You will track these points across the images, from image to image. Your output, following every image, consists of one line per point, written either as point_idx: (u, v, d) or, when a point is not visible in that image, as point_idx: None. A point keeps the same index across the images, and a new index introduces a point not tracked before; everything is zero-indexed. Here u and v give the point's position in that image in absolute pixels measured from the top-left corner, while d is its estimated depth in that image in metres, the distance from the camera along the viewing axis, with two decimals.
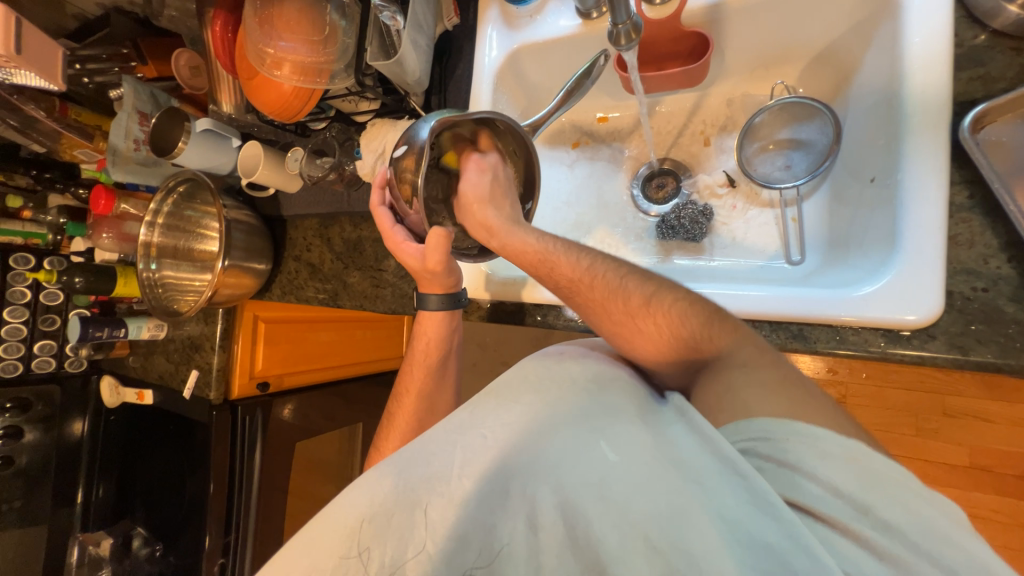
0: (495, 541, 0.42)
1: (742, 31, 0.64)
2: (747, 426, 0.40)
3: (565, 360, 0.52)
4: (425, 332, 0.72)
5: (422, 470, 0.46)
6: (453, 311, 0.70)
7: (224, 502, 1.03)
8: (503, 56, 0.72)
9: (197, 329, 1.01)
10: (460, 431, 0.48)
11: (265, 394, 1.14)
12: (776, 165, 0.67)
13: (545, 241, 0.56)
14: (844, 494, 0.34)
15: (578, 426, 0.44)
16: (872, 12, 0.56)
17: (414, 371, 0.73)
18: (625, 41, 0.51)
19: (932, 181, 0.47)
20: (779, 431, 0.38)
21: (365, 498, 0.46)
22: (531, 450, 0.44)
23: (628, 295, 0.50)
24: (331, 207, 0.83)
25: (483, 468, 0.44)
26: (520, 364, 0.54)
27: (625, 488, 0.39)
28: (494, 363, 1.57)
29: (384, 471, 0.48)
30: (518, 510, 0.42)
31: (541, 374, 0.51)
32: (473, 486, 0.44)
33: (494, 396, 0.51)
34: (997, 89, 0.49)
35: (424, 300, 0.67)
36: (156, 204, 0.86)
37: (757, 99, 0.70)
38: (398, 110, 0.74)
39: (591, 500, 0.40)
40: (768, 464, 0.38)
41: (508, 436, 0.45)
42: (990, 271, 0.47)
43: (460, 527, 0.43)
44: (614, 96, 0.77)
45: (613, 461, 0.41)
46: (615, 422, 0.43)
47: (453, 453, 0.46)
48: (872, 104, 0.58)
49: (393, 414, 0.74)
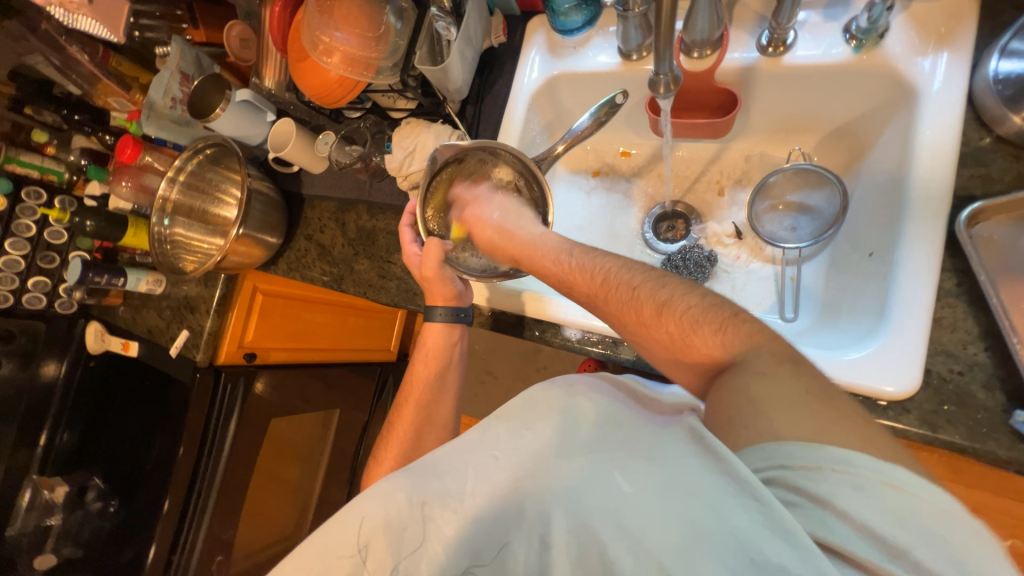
0: (509, 558, 0.45)
1: (769, 95, 0.67)
2: (773, 450, 0.37)
3: (576, 393, 0.54)
4: (427, 341, 0.75)
5: (437, 485, 0.49)
6: (455, 325, 0.73)
7: (191, 465, 1.02)
8: (543, 79, 0.75)
9: (195, 290, 1.02)
10: (471, 451, 0.52)
11: (250, 364, 1.14)
12: (783, 225, 0.71)
13: (562, 259, 0.58)
14: (873, 533, 0.32)
15: (595, 459, 0.45)
16: (889, 101, 0.60)
17: (415, 378, 0.76)
18: (664, 90, 0.55)
19: (925, 265, 0.50)
20: (806, 457, 0.36)
21: (380, 509, 0.49)
22: (540, 478, 0.46)
23: (642, 305, 0.50)
24: (351, 194, 0.85)
25: (497, 490, 0.47)
26: (529, 390, 0.58)
27: (636, 512, 0.39)
28: (478, 371, 1.58)
29: (396, 482, 0.50)
30: (530, 528, 0.44)
31: (554, 406, 0.53)
32: (487, 504, 0.47)
33: (508, 421, 0.54)
34: (994, 190, 0.52)
35: (430, 311, 0.70)
36: (180, 162, 0.88)
37: (774, 160, 0.74)
38: (433, 112, 0.77)
39: (604, 525, 0.40)
40: (798, 499, 0.35)
41: (521, 460, 0.48)
42: (968, 356, 0.50)
43: (473, 541, 0.46)
44: (639, 134, 0.81)
45: (626, 490, 0.40)
46: (627, 455, 0.44)
47: (466, 472, 0.49)
48: (879, 184, 0.62)
49: (393, 421, 0.77)
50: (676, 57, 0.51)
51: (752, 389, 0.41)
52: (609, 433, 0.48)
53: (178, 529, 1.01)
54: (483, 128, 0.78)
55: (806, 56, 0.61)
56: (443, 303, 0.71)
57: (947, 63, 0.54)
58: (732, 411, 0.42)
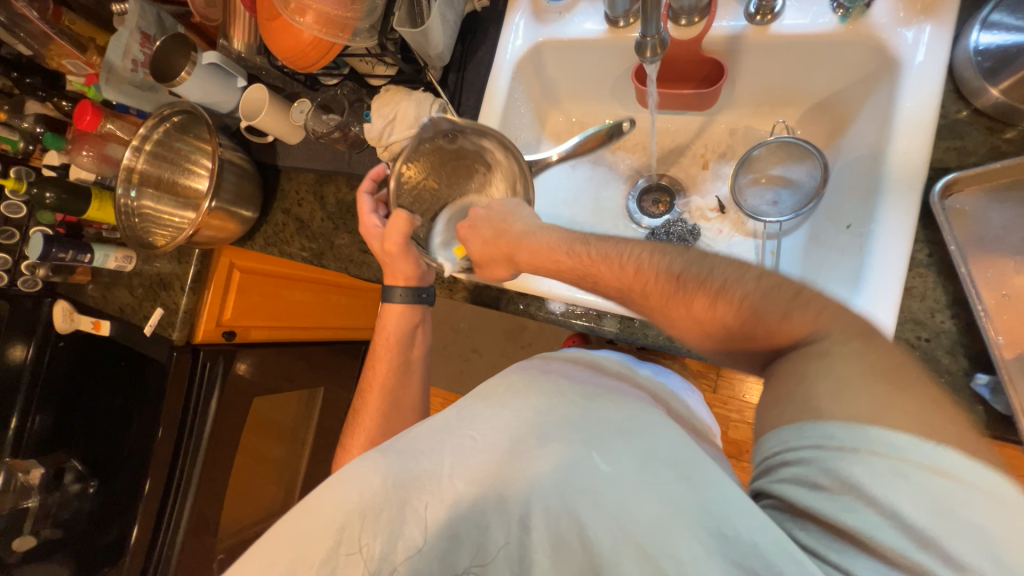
0: (487, 541, 0.43)
1: (755, 66, 0.66)
2: (812, 430, 0.36)
3: (552, 371, 0.54)
4: (386, 326, 0.75)
5: (413, 466, 0.47)
6: (417, 305, 0.74)
7: (172, 446, 1.00)
8: (527, 46, 0.73)
9: (169, 267, 0.99)
10: (448, 431, 0.50)
11: (230, 343, 1.12)
12: (764, 199, 0.71)
13: (577, 250, 0.55)
14: (903, 522, 0.32)
15: (572, 437, 0.45)
16: (873, 72, 0.60)
17: (376, 368, 0.75)
18: (650, 54, 0.53)
19: (899, 237, 0.51)
20: (847, 438, 0.35)
21: (354, 493, 0.46)
22: (519, 459, 0.45)
23: (692, 299, 0.46)
24: (330, 165, 0.82)
25: (477, 475, 0.45)
26: (508, 372, 0.57)
27: (615, 494, 0.40)
28: (463, 348, 1.58)
29: (373, 464, 0.48)
30: (510, 515, 0.43)
31: (530, 383, 0.53)
32: (466, 489, 0.45)
33: (483, 399, 0.52)
34: (968, 162, 0.53)
35: (390, 292, 0.72)
36: (146, 129, 0.83)
37: (758, 134, 0.74)
38: (415, 80, 0.74)
39: (583, 503, 0.40)
40: (830, 483, 0.34)
41: (499, 440, 0.47)
42: (935, 324, 0.51)
43: (451, 525, 0.44)
44: (625, 107, 0.80)
45: (603, 469, 0.42)
46: (607, 435, 0.45)
47: (443, 453, 0.47)
48: (859, 157, 0.62)
49: (358, 411, 0.74)
50: (664, 19, 0.50)
51: (795, 367, 0.40)
52: (590, 411, 0.48)
53: (163, 507, 1.00)
54: (466, 97, 0.76)
55: (794, 25, 0.60)
56: (404, 284, 0.72)
57: (930, 33, 0.54)
58: (779, 393, 0.40)
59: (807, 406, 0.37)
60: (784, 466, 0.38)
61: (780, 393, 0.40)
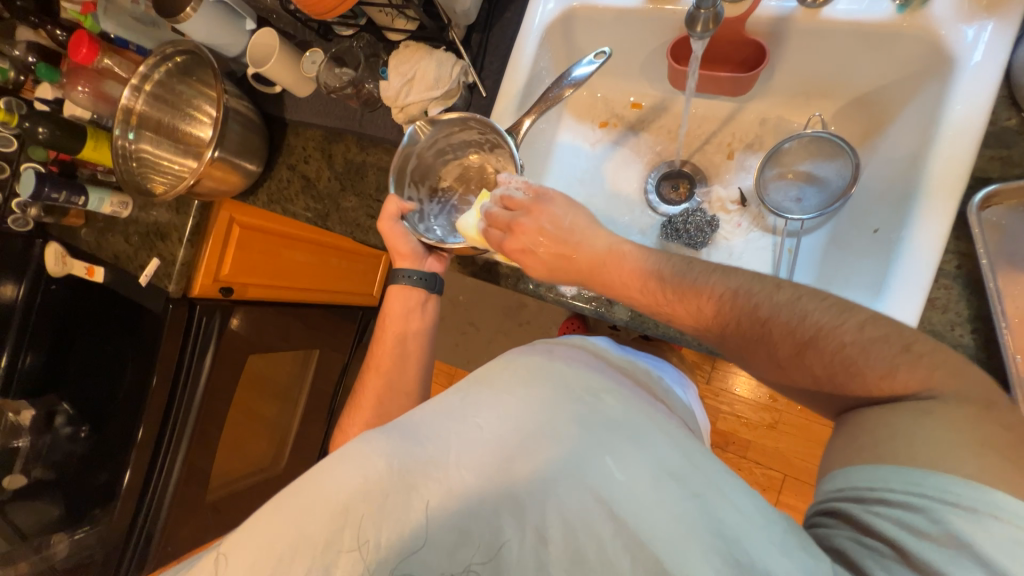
0: (501, 545, 0.42)
1: (799, 52, 0.63)
2: (921, 477, 0.36)
3: (557, 363, 0.54)
4: (390, 310, 0.75)
5: (418, 451, 0.47)
6: (425, 291, 0.74)
7: (166, 399, 0.99)
8: (559, 11, 0.68)
9: (166, 216, 0.96)
10: (455, 415, 0.50)
11: (227, 299, 1.10)
12: (788, 196, 0.69)
13: (650, 285, 0.54)
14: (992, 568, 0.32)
15: (585, 439, 0.45)
16: (923, 69, 0.57)
17: (380, 348, 0.75)
18: (701, 29, 0.50)
19: (930, 245, 0.50)
20: (960, 492, 0.35)
21: (358, 471, 0.46)
22: (529, 455, 0.45)
23: (776, 344, 0.48)
24: (340, 122, 0.78)
25: (485, 467, 0.45)
26: (511, 357, 0.56)
27: (631, 505, 0.41)
28: (460, 322, 1.58)
29: (379, 447, 0.48)
30: (526, 518, 0.42)
31: (537, 372, 0.52)
32: (473, 482, 0.45)
33: (488, 386, 0.52)
34: (1011, 174, 0.51)
35: (395, 273, 0.73)
36: (146, 68, 0.78)
37: (791, 126, 0.71)
38: (437, 38, 0.70)
39: (599, 516, 0.41)
40: (929, 531, 0.34)
41: (505, 432, 0.47)
42: (953, 337, 0.51)
43: (461, 519, 0.43)
44: (654, 85, 0.76)
45: (619, 478, 0.42)
46: (617, 437, 0.45)
47: (450, 441, 0.47)
48: (894, 159, 0.60)
49: (358, 395, 0.74)
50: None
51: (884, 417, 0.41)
52: (598, 407, 0.48)
53: (154, 457, 1.00)
54: (489, 61, 0.72)
55: (847, 11, 0.56)
56: (405, 264, 0.73)
57: (992, 32, 0.51)
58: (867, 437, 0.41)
59: (899, 451, 0.38)
60: (879, 503, 0.37)
61: (870, 439, 0.40)
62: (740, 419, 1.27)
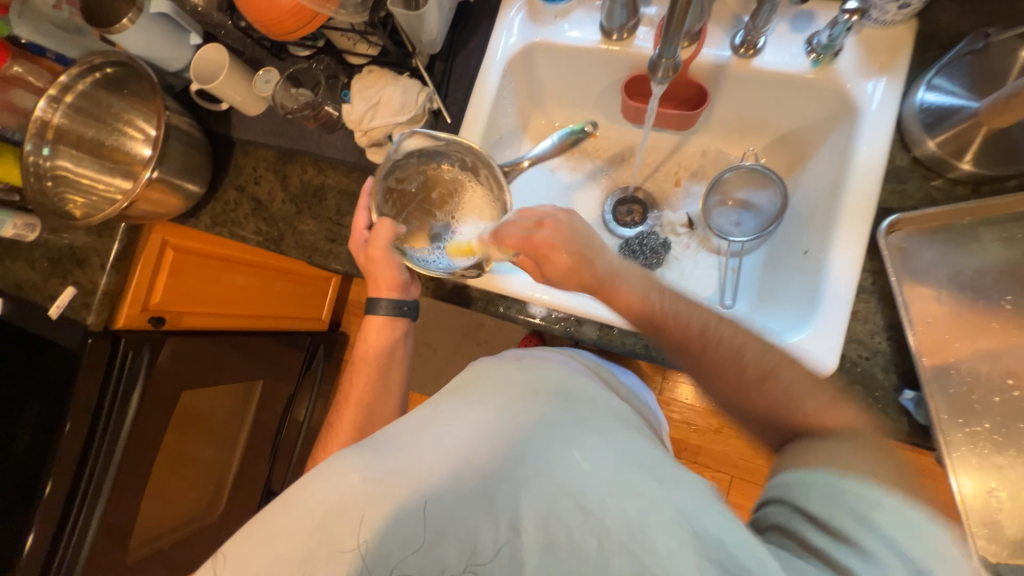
0: (476, 539, 0.42)
1: (733, 95, 0.71)
2: (827, 475, 0.40)
3: (528, 368, 0.57)
4: (369, 338, 0.70)
5: (393, 462, 0.45)
6: (397, 320, 0.70)
7: (79, 448, 0.86)
8: (520, 45, 0.72)
9: (85, 240, 0.87)
10: (427, 426, 0.49)
11: (157, 330, 0.99)
12: (730, 220, 0.76)
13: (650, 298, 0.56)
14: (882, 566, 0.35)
15: (552, 436, 0.48)
16: (833, 115, 0.66)
17: (356, 379, 0.71)
18: (661, 75, 0.55)
19: (848, 265, 0.58)
20: (857, 490, 0.38)
21: (333, 488, 0.43)
22: (502, 453, 0.46)
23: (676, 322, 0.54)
24: (295, 143, 0.76)
25: (458, 468, 0.45)
26: (480, 368, 0.57)
27: (595, 492, 0.42)
28: (417, 344, 1.54)
29: (352, 460, 0.46)
30: (499, 513, 0.42)
31: (506, 381, 0.54)
32: (446, 481, 0.44)
33: (460, 396, 0.53)
34: (907, 204, 0.61)
35: (373, 304, 0.68)
36: (68, 78, 0.71)
37: (728, 158, 0.80)
38: (401, 64, 0.71)
39: (567, 505, 0.42)
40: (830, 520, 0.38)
41: (477, 436, 0.47)
42: (874, 344, 0.58)
43: (434, 520, 0.42)
44: (608, 117, 0.82)
45: (584, 468, 0.44)
46: (582, 433, 0.48)
47: (424, 448, 0.46)
48: (815, 189, 0.69)
49: (330, 428, 0.69)
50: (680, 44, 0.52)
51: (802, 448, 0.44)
52: (566, 409, 0.51)
53: (64, 515, 0.86)
54: (453, 88, 0.73)
55: (773, 62, 0.64)
56: (386, 295, 0.68)
57: (884, 87, 0.61)
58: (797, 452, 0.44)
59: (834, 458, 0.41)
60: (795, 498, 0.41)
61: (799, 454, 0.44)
62: (690, 427, 1.35)
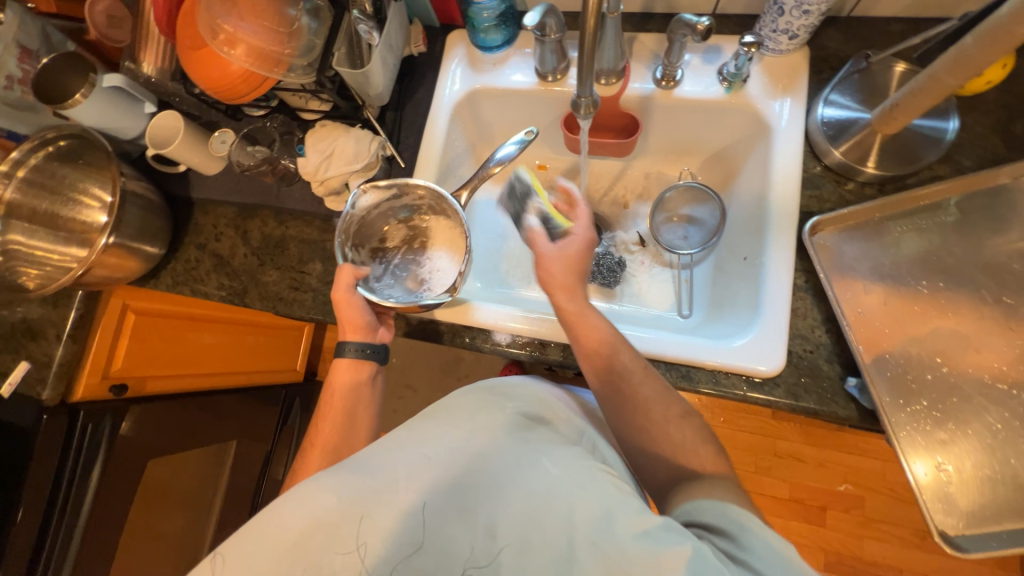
0: (452, 549, 0.42)
1: (663, 122, 0.77)
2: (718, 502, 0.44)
3: (497, 388, 0.57)
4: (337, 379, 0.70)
5: (368, 482, 0.44)
6: (367, 363, 0.70)
7: (34, 536, 0.80)
8: (464, 91, 0.77)
9: (39, 312, 0.84)
10: (400, 445, 0.48)
11: (120, 399, 0.95)
12: (677, 235, 0.82)
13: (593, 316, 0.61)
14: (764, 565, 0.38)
15: (523, 448, 0.48)
16: (752, 133, 0.73)
17: (323, 424, 0.69)
18: (584, 112, 0.61)
19: (782, 266, 0.63)
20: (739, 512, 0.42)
21: (307, 511, 0.42)
22: (476, 466, 0.46)
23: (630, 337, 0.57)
24: (254, 198, 0.78)
25: (432, 483, 0.44)
26: (453, 395, 0.56)
27: (567, 496, 0.43)
28: (397, 385, 1.51)
29: (328, 480, 0.45)
30: (474, 524, 0.43)
31: (478, 400, 0.55)
32: (421, 496, 0.44)
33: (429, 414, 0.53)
34: (826, 207, 0.66)
35: (342, 347, 0.68)
36: (20, 153, 0.72)
37: (668, 178, 0.86)
38: (351, 116, 0.74)
39: (541, 511, 0.43)
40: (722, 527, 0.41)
41: (449, 451, 0.47)
42: (815, 337, 0.62)
43: (413, 534, 0.42)
44: (555, 150, 0.88)
45: (553, 473, 0.45)
46: (554, 448, 0.49)
47: (396, 467, 0.45)
48: (747, 200, 0.75)
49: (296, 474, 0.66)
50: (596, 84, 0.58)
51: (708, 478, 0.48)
52: (533, 427, 0.52)
53: None
54: (404, 136, 0.77)
55: (692, 91, 0.71)
56: (354, 337, 0.69)
57: (790, 106, 0.68)
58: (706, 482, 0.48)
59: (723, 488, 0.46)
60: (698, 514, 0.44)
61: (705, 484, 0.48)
62: None
